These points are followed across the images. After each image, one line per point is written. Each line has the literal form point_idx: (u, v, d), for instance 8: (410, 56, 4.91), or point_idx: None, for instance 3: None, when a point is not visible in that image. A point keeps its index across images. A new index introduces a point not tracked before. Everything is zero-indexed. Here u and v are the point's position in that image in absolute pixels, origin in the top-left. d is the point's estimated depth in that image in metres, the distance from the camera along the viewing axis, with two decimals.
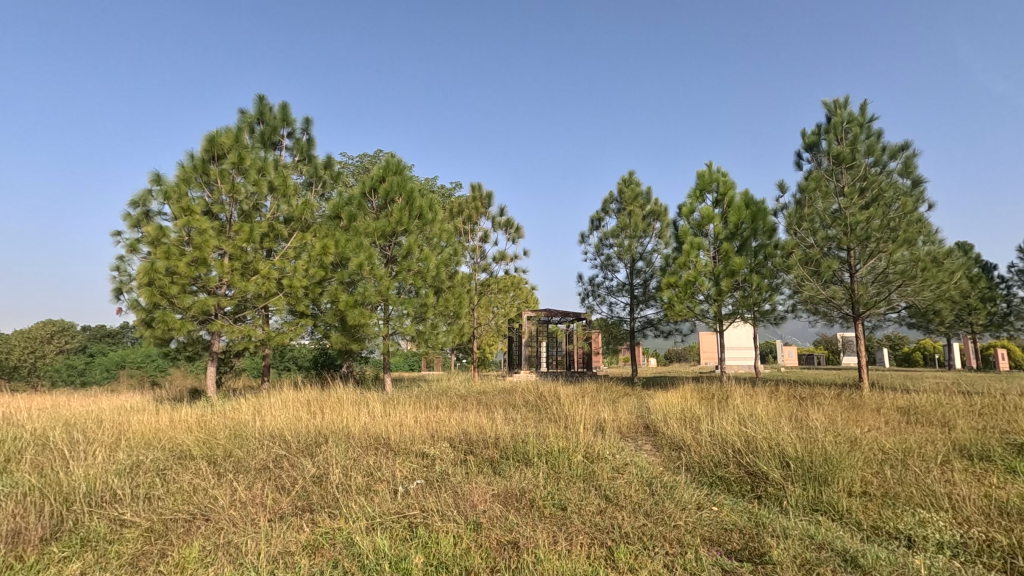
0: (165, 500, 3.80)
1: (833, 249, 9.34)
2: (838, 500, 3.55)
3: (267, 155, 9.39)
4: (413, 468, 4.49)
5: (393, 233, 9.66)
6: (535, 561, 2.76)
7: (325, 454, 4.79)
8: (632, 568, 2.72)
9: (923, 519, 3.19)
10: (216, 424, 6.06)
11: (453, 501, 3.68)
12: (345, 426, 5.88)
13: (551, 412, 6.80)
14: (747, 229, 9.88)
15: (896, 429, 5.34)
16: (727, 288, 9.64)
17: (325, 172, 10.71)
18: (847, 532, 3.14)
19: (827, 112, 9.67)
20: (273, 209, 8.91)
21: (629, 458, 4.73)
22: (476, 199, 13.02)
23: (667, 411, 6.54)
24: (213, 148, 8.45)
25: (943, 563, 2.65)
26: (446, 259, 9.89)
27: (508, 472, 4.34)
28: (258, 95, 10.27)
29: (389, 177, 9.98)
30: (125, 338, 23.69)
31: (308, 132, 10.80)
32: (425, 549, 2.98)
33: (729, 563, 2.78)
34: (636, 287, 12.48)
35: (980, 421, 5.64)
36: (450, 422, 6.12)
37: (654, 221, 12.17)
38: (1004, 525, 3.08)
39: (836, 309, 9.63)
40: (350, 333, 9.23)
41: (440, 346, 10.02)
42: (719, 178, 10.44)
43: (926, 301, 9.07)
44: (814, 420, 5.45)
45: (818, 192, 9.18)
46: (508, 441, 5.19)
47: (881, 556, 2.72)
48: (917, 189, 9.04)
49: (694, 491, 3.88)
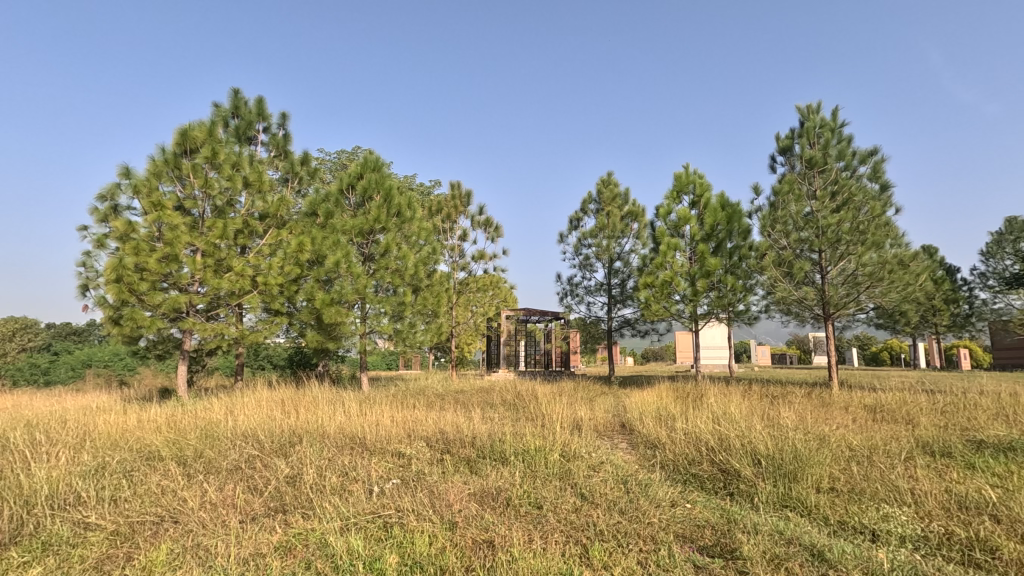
0: (132, 501, 3.71)
1: (805, 251, 9.56)
2: (806, 496, 3.63)
3: (242, 150, 9.22)
4: (388, 467, 4.46)
5: (371, 231, 9.56)
6: (510, 559, 2.77)
7: (299, 454, 4.73)
8: (606, 566, 2.75)
9: (887, 514, 3.28)
10: (186, 424, 5.93)
11: (429, 501, 3.66)
12: (320, 426, 5.80)
13: (528, 412, 6.80)
14: (722, 230, 10.06)
15: (862, 426, 5.49)
16: (702, 288, 9.78)
17: (301, 168, 10.55)
18: (815, 527, 3.23)
19: (801, 117, 9.87)
20: (248, 205, 8.76)
21: (605, 456, 4.77)
22: (455, 198, 12.96)
23: (642, 410, 6.59)
24: (186, 141, 8.25)
25: (905, 556, 2.73)
26: (425, 257, 9.86)
27: (484, 471, 4.34)
28: (233, 88, 10.07)
29: (367, 174, 9.87)
30: (92, 337, 23.07)
31: (285, 127, 10.64)
32: (399, 549, 2.96)
33: (701, 559, 2.83)
34: (614, 287, 12.59)
35: (942, 419, 5.83)
36: (427, 421, 6.08)
37: (631, 222, 12.28)
38: (963, 518, 3.19)
39: (807, 309, 9.83)
40: (326, 332, 9.13)
41: (418, 345, 9.96)
42: (695, 180, 10.58)
43: (893, 302, 9.31)
44: (785, 419, 5.55)
45: (791, 195, 9.40)
46: (485, 440, 5.18)
47: (848, 550, 2.80)
48: (885, 194, 9.29)
49: (668, 489, 3.94)
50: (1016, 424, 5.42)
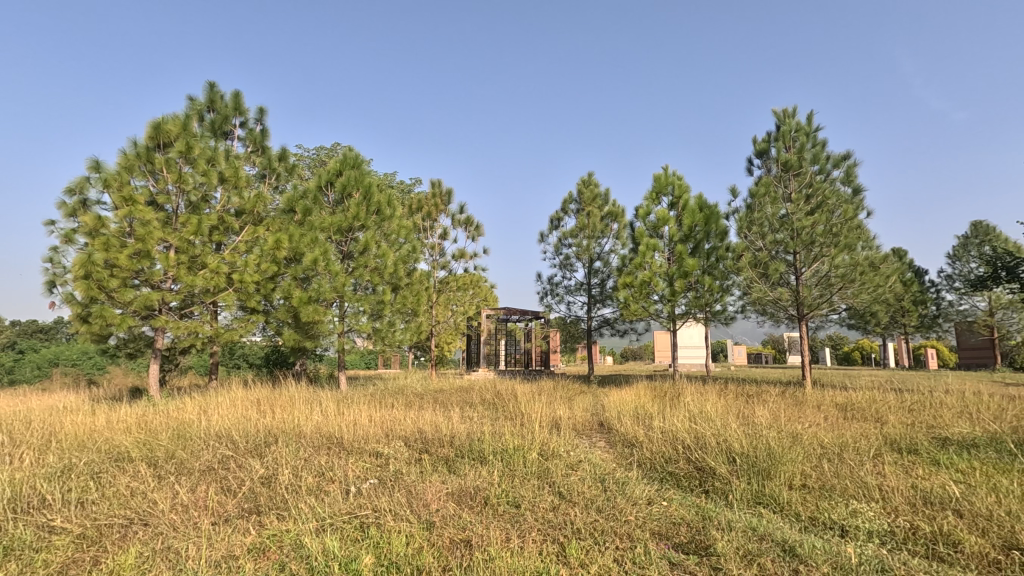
0: (100, 504, 3.62)
1: (780, 252, 9.74)
2: (779, 493, 3.70)
3: (218, 145, 9.03)
4: (366, 468, 4.42)
5: (350, 228, 9.46)
6: (487, 558, 2.77)
7: (275, 454, 4.67)
8: (583, 564, 2.76)
9: (855, 509, 3.37)
10: (157, 424, 5.80)
11: (406, 500, 3.64)
12: (296, 425, 5.72)
13: (508, 411, 6.81)
14: (700, 231, 10.19)
15: (833, 424, 5.63)
16: (680, 289, 9.88)
17: (279, 164, 10.37)
18: (786, 523, 3.30)
19: (777, 120, 10.05)
20: (223, 201, 8.60)
21: (583, 455, 4.80)
22: (436, 195, 12.89)
23: (621, 409, 6.66)
24: (159, 135, 8.06)
25: (873, 551, 2.80)
26: (404, 255, 9.81)
27: (463, 470, 4.32)
28: (208, 81, 9.86)
29: (346, 171, 9.76)
30: (61, 334, 22.38)
31: (263, 122, 10.46)
32: (376, 550, 2.94)
33: (676, 556, 2.86)
34: (594, 287, 12.67)
35: (909, 416, 6.01)
36: (405, 421, 6.03)
37: (611, 222, 12.37)
38: (927, 513, 3.29)
39: (782, 309, 10.02)
40: (303, 330, 9.02)
41: (397, 343, 9.91)
42: (674, 181, 10.69)
43: (864, 303, 9.55)
44: (759, 417, 5.66)
45: (767, 197, 9.58)
46: (464, 439, 5.17)
47: (817, 545, 2.86)
48: (857, 197, 9.51)
49: (645, 487, 3.98)
50: (979, 421, 5.61)
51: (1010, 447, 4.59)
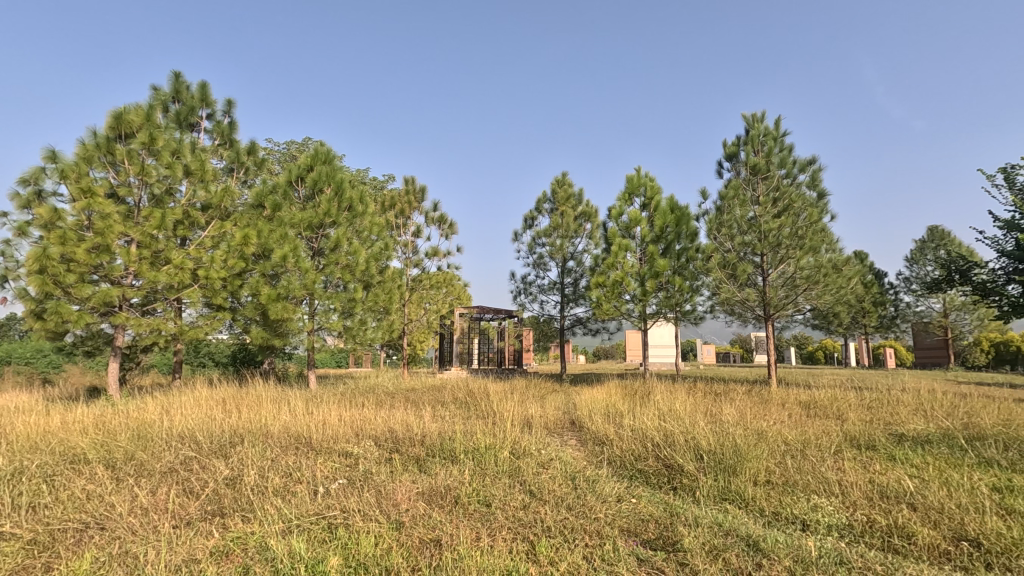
0: (53, 508, 3.48)
1: (748, 254, 9.97)
2: (744, 489, 3.78)
3: (183, 137, 8.77)
4: (335, 468, 4.35)
5: (321, 225, 9.30)
6: (456, 558, 2.75)
7: (241, 454, 4.57)
8: (552, 561, 2.78)
9: (816, 504, 3.47)
10: (117, 424, 5.61)
11: (375, 501, 3.60)
12: (263, 425, 5.60)
13: (480, 409, 6.81)
14: (671, 232, 10.33)
15: (796, 422, 5.78)
16: (651, 289, 10.02)
17: (248, 158, 10.12)
18: (751, 518, 3.38)
19: (746, 125, 10.27)
20: (189, 194, 8.35)
21: (554, 453, 4.83)
22: (409, 192, 12.78)
23: (592, 407, 6.73)
24: (120, 125, 7.78)
25: (832, 544, 2.89)
26: (376, 253, 9.69)
27: (434, 469, 4.30)
28: (173, 71, 9.56)
29: (317, 166, 9.58)
30: (14, 331, 21.50)
31: (230, 115, 10.20)
32: (344, 551, 2.90)
33: (644, 552, 2.90)
34: (567, 286, 12.74)
35: (868, 414, 6.22)
36: (375, 420, 5.97)
37: (585, 222, 12.46)
38: (883, 507, 3.41)
39: (749, 310, 10.26)
40: (271, 328, 8.83)
41: (369, 342, 9.79)
42: (647, 183, 10.82)
43: (827, 304, 9.86)
44: (726, 415, 5.78)
45: (736, 200, 9.80)
46: (435, 439, 5.13)
47: (780, 539, 2.94)
48: (822, 201, 9.80)
49: (615, 484, 4.02)
50: (933, 418, 5.85)
51: (961, 442, 4.79)
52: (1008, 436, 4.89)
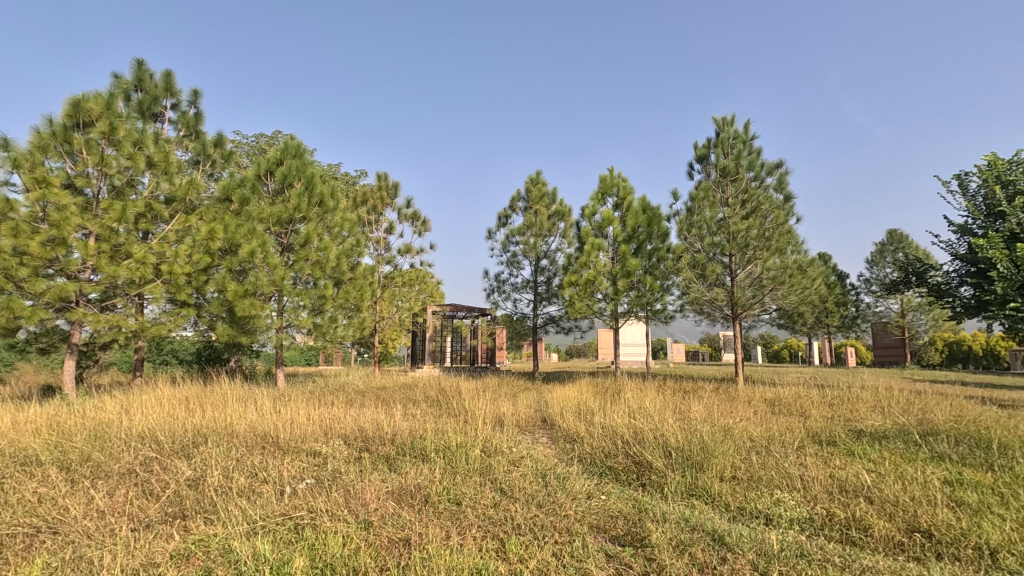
0: (2, 512, 3.32)
1: (717, 254, 10.17)
2: (711, 485, 3.86)
3: (146, 126, 8.47)
4: (303, 467, 4.27)
5: (290, 220, 9.10)
6: (425, 557, 2.74)
7: (204, 454, 4.45)
8: (522, 559, 2.78)
9: (778, 499, 3.57)
10: (73, 424, 5.39)
11: (344, 500, 3.56)
12: (228, 425, 5.46)
13: (452, 408, 6.79)
14: (643, 232, 10.46)
15: (762, 419, 5.91)
16: (623, 288, 10.12)
17: (215, 151, 9.83)
18: (717, 513, 3.45)
19: (716, 128, 10.45)
20: (152, 186, 8.09)
21: (525, 451, 4.84)
22: (382, 189, 12.63)
23: (563, 405, 6.77)
24: (78, 113, 7.49)
25: (793, 537, 2.97)
26: (347, 249, 9.55)
27: (403, 468, 4.25)
28: (135, 59, 9.23)
29: (287, 160, 9.37)
30: None
31: (196, 105, 9.90)
32: (311, 552, 2.85)
33: (613, 548, 2.94)
34: (540, 284, 12.79)
35: (829, 411, 6.41)
36: (345, 419, 5.89)
37: (558, 221, 12.51)
38: (842, 500, 3.53)
39: (718, 309, 10.47)
40: (238, 325, 8.63)
41: (339, 340, 9.64)
42: (620, 183, 10.92)
43: (792, 304, 10.13)
44: (694, 412, 5.89)
45: (706, 202, 9.96)
46: (406, 437, 5.09)
47: (744, 534, 3.00)
48: (788, 204, 10.05)
49: (585, 481, 4.05)
50: (890, 415, 6.06)
51: (916, 438, 4.98)
52: (960, 431, 5.10)
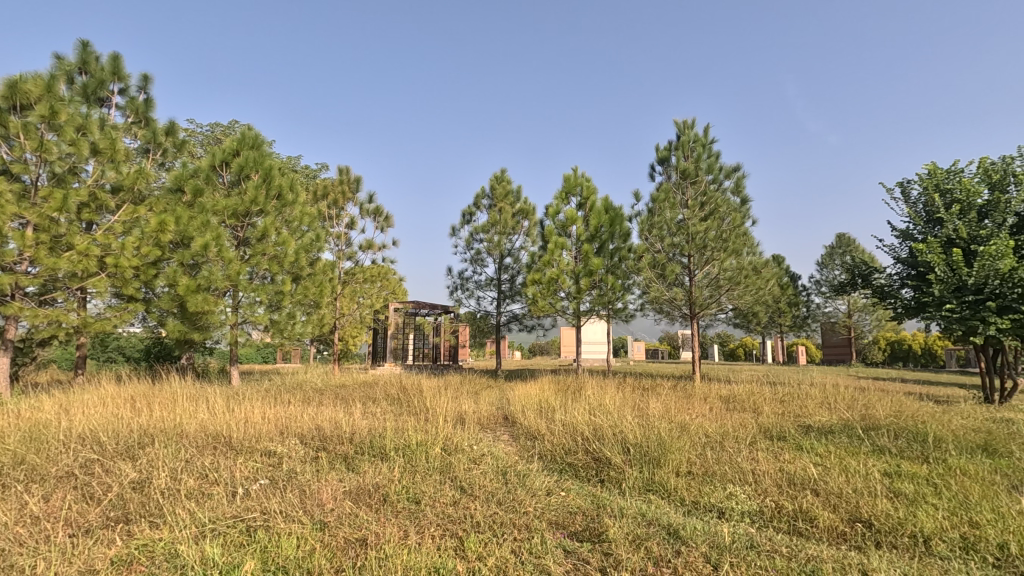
0: None
1: (676, 255, 10.39)
2: (667, 480, 3.95)
3: (91, 111, 8.05)
4: (257, 468, 4.15)
5: (246, 213, 8.79)
6: (382, 557, 2.70)
7: (151, 456, 4.26)
8: (480, 556, 2.78)
9: (730, 493, 3.68)
10: (6, 425, 5.08)
11: (299, 501, 3.47)
12: (176, 424, 5.25)
13: (413, 405, 6.73)
14: (605, 232, 10.59)
15: (716, 415, 6.09)
16: (585, 287, 10.23)
17: (167, 139, 9.41)
18: (672, 508, 3.53)
19: (677, 131, 10.68)
20: (97, 174, 7.71)
21: (486, 449, 4.83)
22: (343, 182, 12.39)
23: (525, 402, 6.79)
24: (15, 95, 7.07)
25: (744, 530, 3.07)
26: (307, 244, 9.33)
27: (361, 467, 4.19)
28: (80, 40, 8.76)
29: (244, 151, 9.06)
30: None
31: (146, 91, 9.47)
32: (263, 555, 2.76)
33: (571, 544, 2.97)
34: (504, 282, 12.80)
35: (780, 407, 6.66)
36: (302, 417, 5.76)
37: (522, 219, 12.53)
38: (790, 493, 3.66)
39: (676, 309, 10.71)
40: (190, 321, 8.30)
41: (298, 337, 9.39)
42: (583, 183, 11.04)
43: (747, 304, 10.47)
44: (652, 409, 6.01)
45: (667, 203, 10.15)
46: (365, 436, 5.01)
47: (698, 527, 3.08)
48: (744, 206, 10.37)
49: (545, 478, 4.08)
50: (837, 410, 6.33)
51: (859, 432, 5.22)
52: (899, 426, 5.38)
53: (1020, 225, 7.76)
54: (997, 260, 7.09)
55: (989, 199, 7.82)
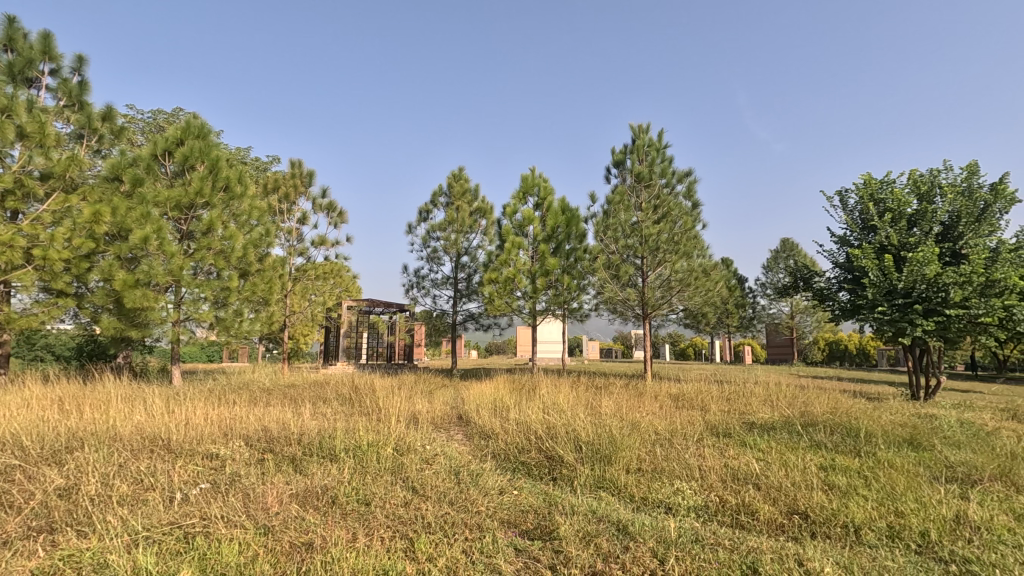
0: None
1: (630, 256, 10.59)
2: (617, 477, 4.02)
3: (18, 92, 7.51)
4: (197, 471, 3.97)
5: (191, 205, 8.38)
6: (328, 561, 2.63)
7: (79, 461, 4.01)
8: (431, 557, 2.75)
9: (677, 489, 3.79)
10: None
11: (242, 505, 3.34)
12: (109, 427, 4.96)
13: (365, 405, 6.61)
14: (562, 232, 10.70)
15: (666, 413, 6.26)
16: (541, 286, 10.30)
17: (102, 125, 8.91)
18: (621, 504, 3.60)
19: (633, 135, 10.89)
20: (23, 160, 7.22)
21: (439, 449, 4.79)
22: (295, 176, 12.02)
23: (479, 402, 6.77)
24: None
25: (690, 524, 3.16)
26: (256, 239, 9.00)
27: (310, 469, 4.07)
28: (6, 15, 8.15)
29: (189, 141, 8.64)
30: None
31: (81, 73, 8.90)
32: (201, 562, 2.64)
33: (522, 542, 2.98)
34: (460, 281, 12.74)
35: (727, 404, 6.90)
36: (247, 418, 5.56)
37: (479, 218, 12.49)
38: (733, 488, 3.80)
39: (630, 309, 10.92)
40: (127, 318, 7.87)
41: (245, 335, 9.05)
42: (540, 183, 11.10)
43: (697, 305, 10.80)
44: (605, 407, 6.12)
45: (621, 206, 10.34)
46: (314, 437, 4.87)
47: (646, 522, 3.15)
48: (695, 210, 10.68)
49: (498, 478, 4.07)
50: (778, 407, 6.61)
51: (798, 428, 5.47)
52: (834, 422, 5.66)
53: (944, 234, 8.31)
54: (923, 265, 7.59)
55: (918, 208, 8.33)
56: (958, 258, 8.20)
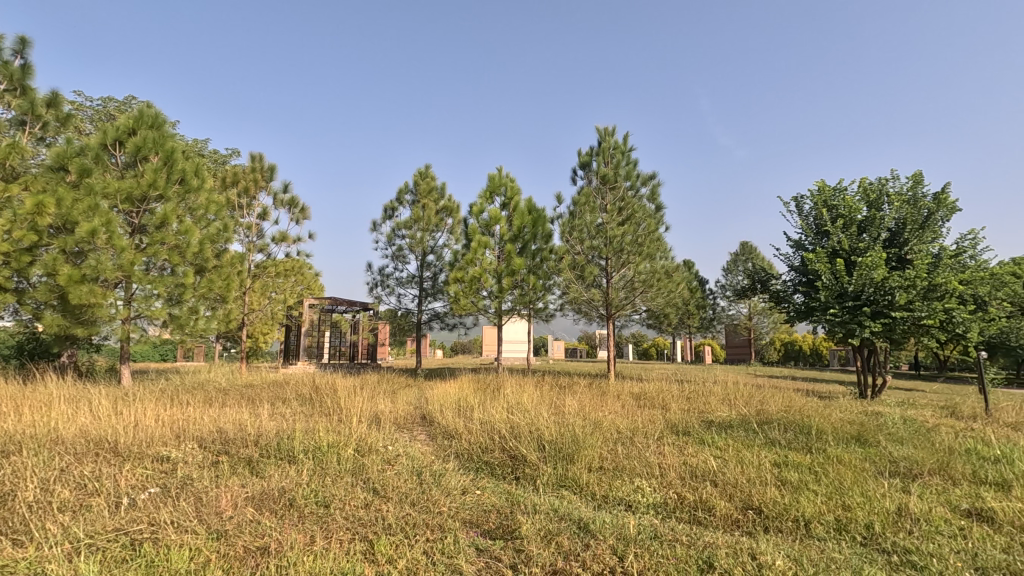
0: None
1: (595, 257, 10.70)
2: (579, 476, 4.06)
3: None
4: (146, 475, 3.81)
5: (144, 198, 8.05)
6: (284, 565, 2.57)
7: (16, 465, 3.80)
8: (390, 559, 2.72)
9: (637, 486, 3.85)
10: None
11: (194, 510, 3.23)
12: (50, 430, 4.72)
13: (325, 406, 6.48)
14: (528, 232, 10.74)
15: (627, 412, 6.35)
16: (507, 286, 10.31)
17: (47, 111, 8.45)
18: (583, 502, 3.63)
19: (599, 137, 11.01)
20: None
21: (401, 449, 4.73)
22: (255, 170, 11.69)
23: (443, 402, 6.72)
24: None
25: (649, 521, 3.22)
26: (212, 234, 8.70)
27: (266, 472, 3.96)
28: None
29: (142, 130, 8.28)
30: None
31: (23, 56, 8.43)
32: (148, 570, 2.53)
33: (483, 542, 2.97)
34: (425, 280, 12.63)
35: (686, 403, 7.04)
36: (201, 419, 5.37)
37: (445, 217, 12.42)
38: (691, 485, 3.88)
39: (594, 309, 11.04)
40: (72, 315, 7.49)
41: (201, 333, 8.74)
42: (507, 183, 11.11)
43: (659, 305, 11.00)
44: (569, 406, 6.17)
45: (587, 207, 10.44)
46: (271, 438, 4.74)
47: (607, 520, 3.19)
48: (659, 213, 10.89)
49: (460, 478, 4.05)
50: (735, 406, 6.80)
51: (753, 426, 5.64)
52: (787, 420, 5.85)
53: (891, 240, 8.69)
54: (872, 269, 7.94)
55: (868, 215, 8.70)
56: (903, 263, 8.60)
